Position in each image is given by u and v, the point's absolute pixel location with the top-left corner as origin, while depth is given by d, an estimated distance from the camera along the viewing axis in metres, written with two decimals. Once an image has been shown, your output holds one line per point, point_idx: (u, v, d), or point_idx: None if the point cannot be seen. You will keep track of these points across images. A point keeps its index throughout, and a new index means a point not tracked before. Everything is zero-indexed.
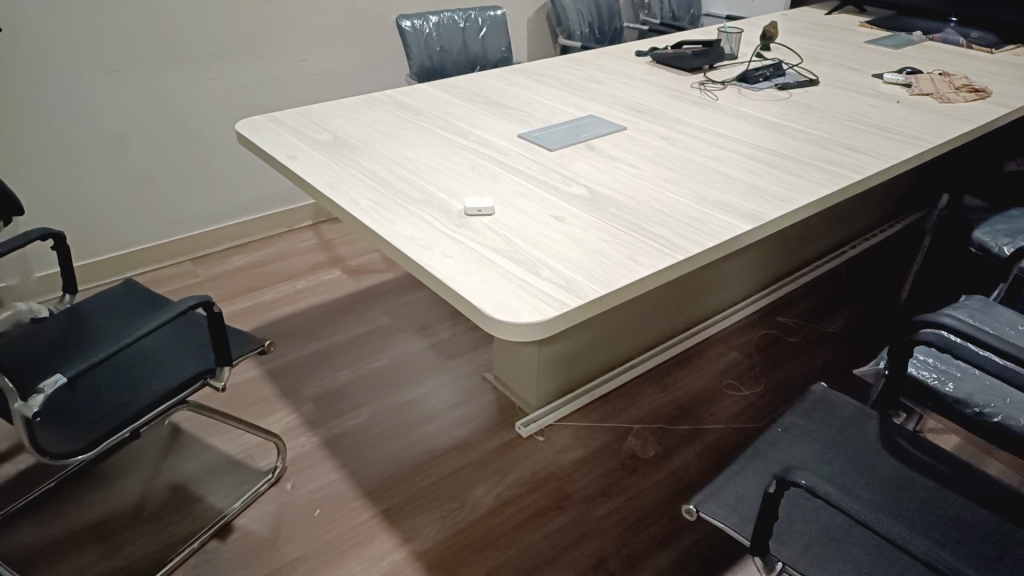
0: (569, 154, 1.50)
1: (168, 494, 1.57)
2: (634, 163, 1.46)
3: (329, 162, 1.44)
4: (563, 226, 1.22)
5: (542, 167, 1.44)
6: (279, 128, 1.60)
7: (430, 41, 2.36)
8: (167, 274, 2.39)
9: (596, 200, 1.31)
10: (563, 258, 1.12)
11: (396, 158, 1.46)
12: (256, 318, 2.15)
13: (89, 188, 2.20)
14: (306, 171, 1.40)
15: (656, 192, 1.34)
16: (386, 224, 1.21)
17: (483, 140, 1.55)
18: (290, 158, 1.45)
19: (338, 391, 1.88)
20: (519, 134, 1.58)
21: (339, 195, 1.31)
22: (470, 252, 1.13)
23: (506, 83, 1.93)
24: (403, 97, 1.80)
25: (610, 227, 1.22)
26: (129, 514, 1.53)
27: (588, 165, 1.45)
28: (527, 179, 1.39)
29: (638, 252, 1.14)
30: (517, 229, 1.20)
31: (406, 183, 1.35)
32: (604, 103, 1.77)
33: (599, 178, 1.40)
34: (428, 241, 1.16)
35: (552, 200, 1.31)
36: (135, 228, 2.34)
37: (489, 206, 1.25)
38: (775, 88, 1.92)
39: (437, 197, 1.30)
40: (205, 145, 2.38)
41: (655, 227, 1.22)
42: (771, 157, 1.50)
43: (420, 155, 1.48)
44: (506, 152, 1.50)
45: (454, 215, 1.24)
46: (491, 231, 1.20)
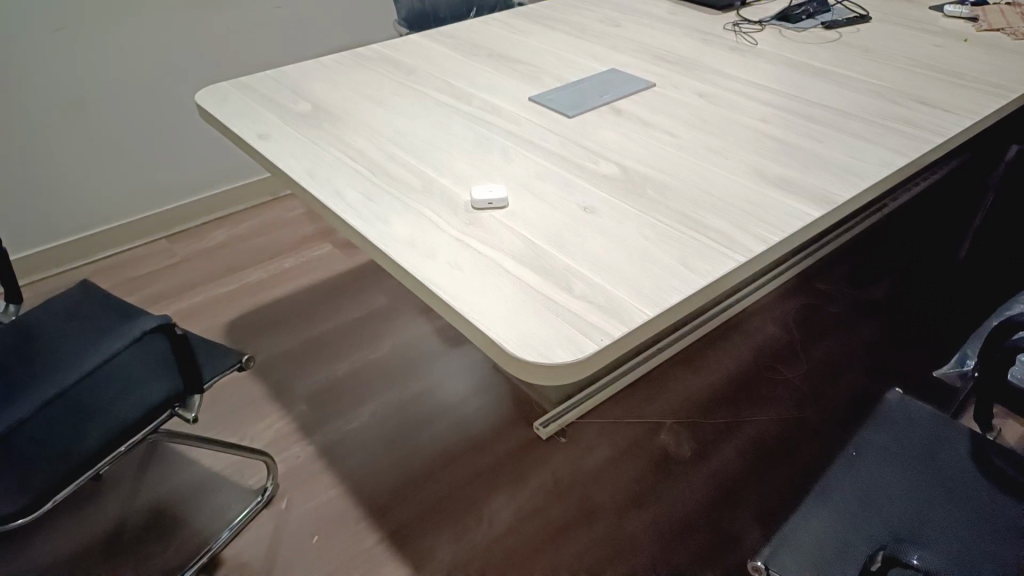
0: (592, 120, 1.26)
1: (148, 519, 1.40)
2: (671, 130, 1.23)
3: (306, 142, 1.20)
4: (593, 216, 1.00)
5: (561, 137, 1.20)
6: (247, 97, 1.35)
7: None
8: (141, 255, 2.17)
9: (630, 179, 1.08)
10: (599, 263, 0.90)
11: (388, 132, 1.22)
12: (240, 305, 1.94)
13: (46, 163, 1.96)
14: (279, 154, 1.17)
15: (701, 167, 1.11)
16: (378, 224, 0.99)
17: (490, 105, 1.31)
18: (260, 139, 1.21)
19: (333, 389, 1.68)
20: (529, 97, 1.33)
21: (319, 185, 1.08)
22: (483, 259, 0.92)
23: (511, 30, 1.67)
24: (392, 52, 1.54)
25: (651, 218, 0.99)
26: (103, 546, 1.36)
27: (616, 134, 1.21)
28: (544, 154, 1.15)
29: (689, 252, 0.92)
30: (538, 225, 0.98)
31: (401, 167, 1.12)
32: (627, 53, 1.52)
33: (630, 150, 1.16)
34: (431, 247, 0.94)
35: (577, 182, 1.08)
36: (101, 205, 2.11)
37: (503, 196, 1.02)
38: (822, 26, 1.66)
39: (439, 185, 1.07)
40: (174, 109, 2.13)
41: (706, 214, 1.00)
42: (831, 116, 1.26)
43: (416, 127, 1.24)
44: (516, 120, 1.26)
45: (459, 210, 1.02)
46: (507, 230, 0.97)
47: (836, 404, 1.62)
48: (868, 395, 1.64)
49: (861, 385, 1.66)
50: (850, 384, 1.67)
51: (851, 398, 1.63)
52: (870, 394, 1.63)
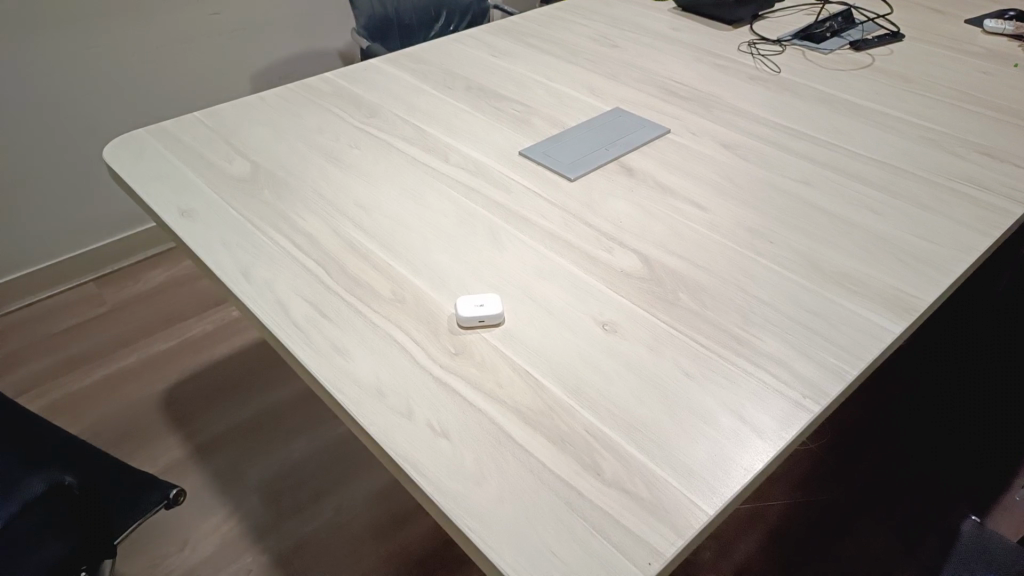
0: (599, 184, 1.02)
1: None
2: (698, 195, 1.00)
3: (241, 220, 0.94)
4: (618, 340, 0.77)
5: (564, 210, 0.96)
6: (169, 153, 1.08)
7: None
8: (66, 303, 1.88)
9: (657, 277, 0.85)
10: (635, 424, 0.68)
11: (345, 204, 0.97)
12: (180, 366, 1.68)
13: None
14: (206, 240, 0.91)
15: (743, 257, 0.89)
16: (337, 359, 0.75)
17: (472, 162, 1.06)
18: (182, 216, 0.95)
19: (290, 475, 1.44)
20: (520, 150, 1.09)
21: (257, 292, 0.83)
22: (479, 421, 0.68)
23: (491, 51, 1.42)
24: (350, 84, 1.28)
25: (691, 343, 0.77)
26: None
27: (630, 203, 0.98)
28: (545, 237, 0.92)
29: (749, 402, 0.71)
30: (547, 358, 0.75)
31: (363, 260, 0.87)
32: (632, 85, 1.28)
33: (652, 229, 0.93)
34: (407, 399, 0.70)
35: (591, 281, 0.85)
36: (16, 248, 1.81)
37: (498, 310, 0.79)
38: (849, 47, 1.44)
39: (413, 290, 0.83)
40: (96, 135, 1.84)
41: (759, 337, 0.78)
42: (887, 174, 1.04)
43: (381, 195, 0.99)
44: (505, 185, 1.01)
45: (441, 331, 0.78)
46: (507, 365, 0.74)
47: (863, 486, 1.44)
48: (894, 472, 1.48)
49: (886, 462, 1.50)
50: (875, 462, 1.50)
51: (878, 479, 1.46)
52: (897, 471, 1.48)
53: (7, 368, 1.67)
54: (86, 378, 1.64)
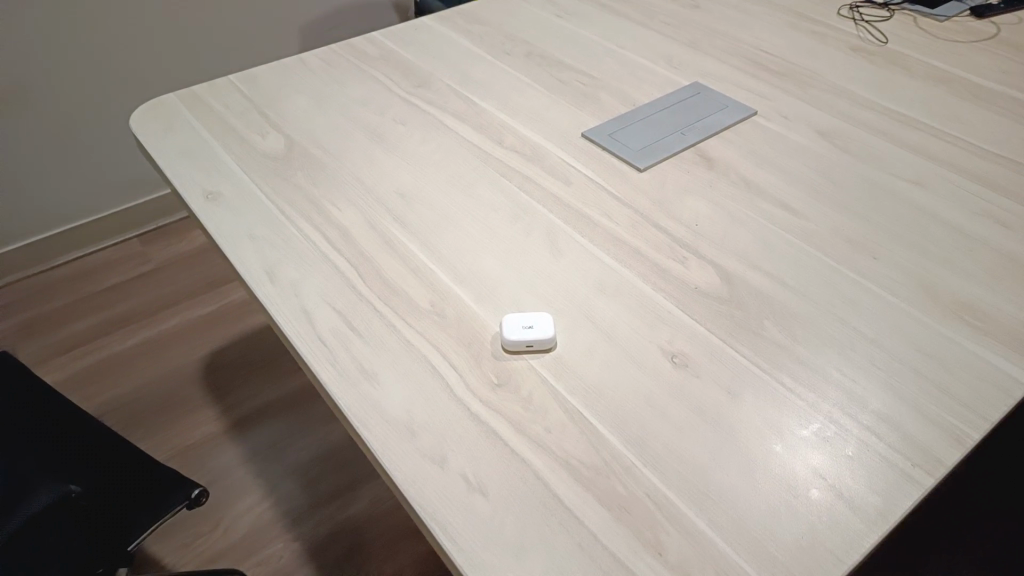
0: (673, 176, 0.89)
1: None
2: (788, 195, 0.86)
3: (271, 207, 0.85)
4: (690, 381, 0.66)
5: (631, 209, 0.84)
6: (200, 124, 0.99)
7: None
8: (111, 260, 1.84)
9: (738, 299, 0.73)
10: (707, 494, 0.58)
11: (385, 193, 0.86)
12: (218, 335, 1.62)
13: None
14: (231, 230, 0.82)
15: (841, 277, 0.75)
16: (365, 384, 0.66)
17: (528, 146, 0.94)
18: (208, 200, 0.86)
19: (327, 459, 1.38)
20: (583, 132, 0.96)
21: (282, 296, 0.74)
22: (523, 477, 0.59)
23: (556, 11, 1.27)
24: (399, 47, 1.16)
25: (777, 389, 0.65)
26: None
27: (708, 202, 0.85)
28: (608, 243, 0.80)
29: (846, 471, 0.59)
30: (605, 398, 0.64)
31: (401, 263, 0.77)
32: (715, 55, 1.13)
33: (732, 236, 0.80)
34: (441, 442, 0.61)
35: (661, 301, 0.73)
36: (60, 202, 1.77)
37: (550, 334, 0.68)
38: (970, 13, 1.25)
39: (456, 303, 0.73)
40: (140, 88, 1.77)
41: (858, 384, 0.66)
42: (1015, 176, 0.88)
43: (424, 182, 0.88)
44: (565, 175, 0.89)
45: (484, 354, 0.68)
46: (558, 404, 0.64)
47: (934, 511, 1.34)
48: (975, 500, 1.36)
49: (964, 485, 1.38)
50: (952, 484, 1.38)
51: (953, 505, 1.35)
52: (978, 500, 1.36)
53: (48, 328, 1.65)
54: (125, 342, 1.61)
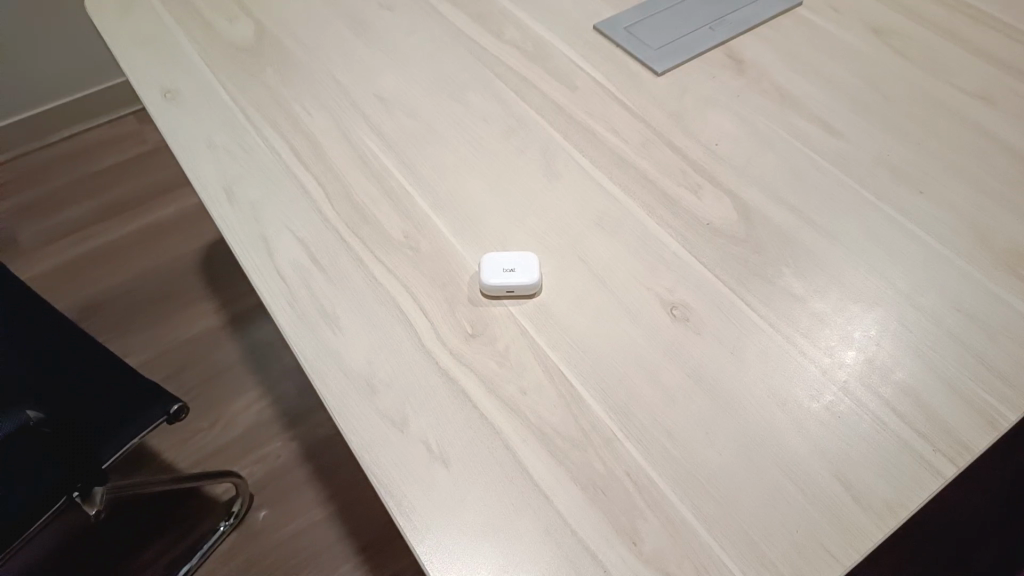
0: (695, 82, 0.77)
1: (92, 534, 1.10)
2: (828, 109, 0.74)
3: (234, 111, 0.75)
4: (689, 339, 0.58)
5: (642, 124, 0.73)
6: (161, 6, 0.88)
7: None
8: (104, 137, 1.73)
9: (756, 240, 0.64)
10: (695, 476, 0.51)
11: (363, 97, 0.76)
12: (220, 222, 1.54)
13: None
14: (189, 138, 0.73)
15: (880, 216, 0.65)
16: (325, 329, 0.59)
17: (530, 40, 0.81)
18: (166, 99, 0.77)
19: None
20: (596, 24, 0.83)
21: (241, 220, 0.66)
22: (491, 447, 0.53)
23: None
24: None
25: (789, 352, 0.57)
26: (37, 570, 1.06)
27: (733, 117, 0.73)
28: (612, 166, 0.70)
29: (857, 455, 0.52)
30: (591, 356, 0.57)
31: (375, 184, 0.68)
32: None
33: (757, 161, 0.69)
34: (404, 402, 0.55)
35: (666, 239, 0.64)
36: (47, 74, 1.64)
37: (534, 278, 0.60)
38: None
39: (432, 235, 0.64)
40: None
41: (884, 349, 0.57)
42: None
43: (408, 84, 0.77)
44: (569, 78, 0.77)
45: (459, 298, 0.60)
46: (537, 361, 0.57)
47: None
48: None
49: None
50: None
51: None
52: None
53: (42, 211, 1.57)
54: (120, 226, 1.53)
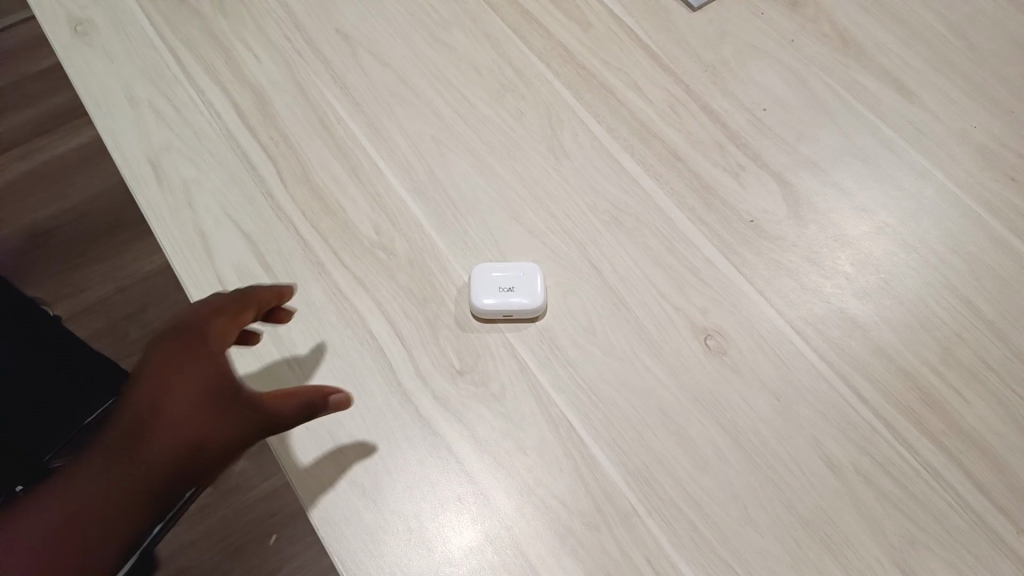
0: (737, 21, 0.61)
1: None
2: (901, 64, 0.59)
3: (162, 52, 0.60)
4: (725, 380, 0.47)
5: (671, 80, 0.59)
6: None
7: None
8: None
9: (808, 245, 0.52)
10: (731, 566, 0.42)
11: (323, 37, 0.61)
12: None
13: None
14: (103, 89, 0.58)
15: (956, 216, 0.53)
16: (278, 361, 0.48)
17: None
18: (74, 33, 0.61)
19: None
20: None
21: (172, 207, 0.53)
22: (480, 525, 0.44)
23: None
24: None
25: (842, 398, 0.47)
26: None
27: (784, 72, 0.59)
28: (634, 137, 0.56)
29: (925, 538, 0.43)
30: (604, 403, 0.46)
31: (339, 161, 0.55)
32: None
33: (810, 137, 0.56)
34: (374, 461, 0.45)
35: (700, 243, 0.52)
36: None
37: (536, 299, 0.48)
38: None
39: (410, 234, 0.52)
40: None
41: (961, 394, 0.47)
42: None
43: (379, 20, 0.62)
44: (579, 13, 0.62)
45: (443, 320, 0.49)
46: (539, 409, 0.46)
47: None
48: None
49: None
50: None
51: None
52: None
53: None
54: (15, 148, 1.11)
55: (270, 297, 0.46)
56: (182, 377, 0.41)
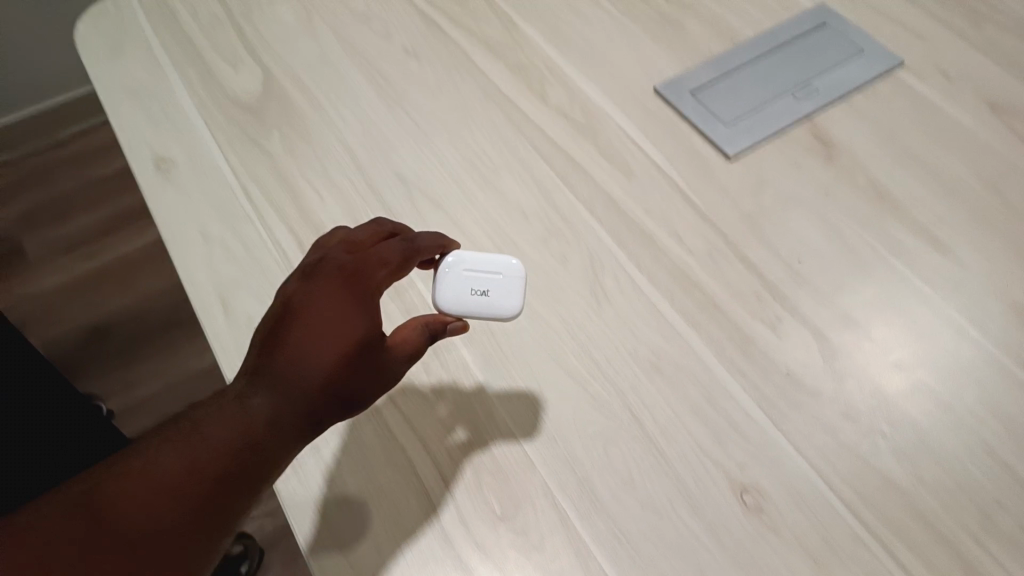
0: (775, 171, 0.65)
1: None
2: (936, 218, 0.61)
3: (235, 192, 0.65)
4: (763, 541, 0.48)
5: (712, 229, 0.61)
6: (155, 41, 0.78)
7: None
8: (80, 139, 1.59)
9: (846, 400, 0.53)
10: None
11: (382, 178, 0.65)
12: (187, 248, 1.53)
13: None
14: (180, 225, 0.63)
15: (994, 375, 0.54)
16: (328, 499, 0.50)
17: (579, 105, 0.70)
18: (157, 171, 0.67)
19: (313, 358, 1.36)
20: (658, 87, 0.71)
21: (236, 341, 0.57)
22: None
23: None
24: None
25: (882, 565, 0.47)
26: None
27: (820, 222, 0.62)
28: (674, 285, 0.59)
29: None
30: (642, 560, 0.47)
31: (392, 301, 0.59)
32: None
33: (847, 289, 0.58)
34: None
35: (738, 395, 0.53)
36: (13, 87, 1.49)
37: (510, 305, 0.51)
38: None
39: (458, 374, 0.55)
40: None
41: (1002, 565, 0.47)
42: None
43: (436, 164, 0.66)
44: (623, 159, 0.66)
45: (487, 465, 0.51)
46: (578, 562, 0.47)
47: None
48: None
49: None
50: None
51: None
52: None
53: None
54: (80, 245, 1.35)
55: (434, 245, 0.51)
56: (342, 316, 0.45)
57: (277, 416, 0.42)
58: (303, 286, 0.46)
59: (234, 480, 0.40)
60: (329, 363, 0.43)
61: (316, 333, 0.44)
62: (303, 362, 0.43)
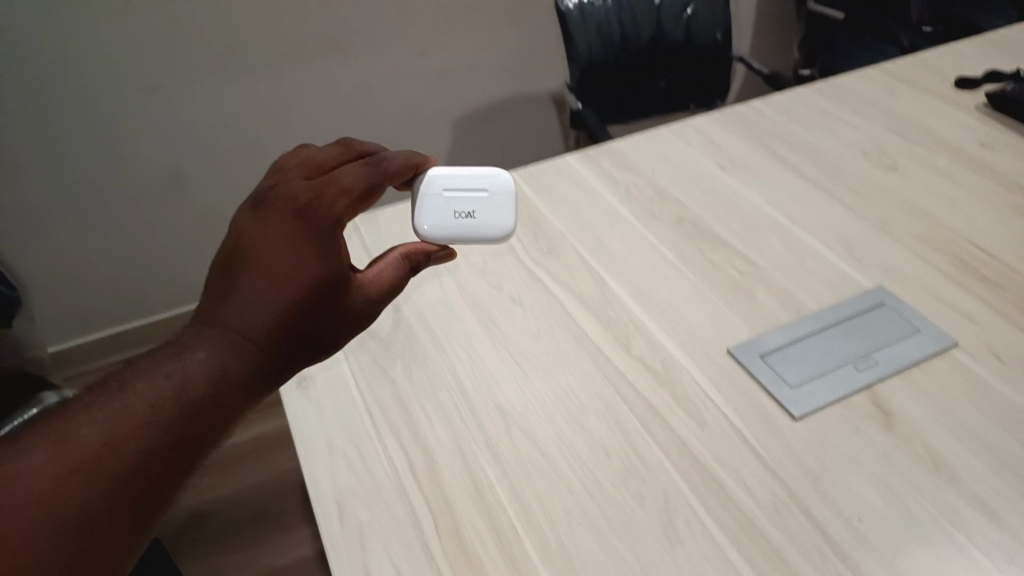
0: (837, 434, 0.72)
1: None
2: (992, 493, 0.66)
3: (361, 410, 0.77)
4: None
5: (777, 484, 0.68)
6: None
7: (593, 1, 1.59)
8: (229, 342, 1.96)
9: None
10: None
11: (485, 409, 0.76)
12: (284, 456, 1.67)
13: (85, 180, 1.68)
14: (313, 436, 0.75)
15: None
16: None
17: (660, 359, 0.80)
18: (299, 386, 0.80)
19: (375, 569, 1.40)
20: (731, 347, 0.81)
21: (346, 543, 0.65)
22: None
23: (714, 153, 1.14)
24: (535, 194, 1.07)
25: None
26: None
27: (880, 486, 0.67)
28: (742, 533, 0.64)
29: None
30: None
31: (485, 521, 0.66)
32: (905, 244, 0.94)
33: (907, 555, 0.62)
34: None
35: None
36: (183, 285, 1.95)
37: (495, 230, 0.81)
38: None
39: None
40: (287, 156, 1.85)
41: None
42: None
43: (533, 401, 0.77)
44: (697, 411, 0.75)
45: None
46: None
47: None
48: None
49: None
50: None
51: None
52: None
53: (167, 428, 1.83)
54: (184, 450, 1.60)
55: (415, 162, 0.78)
56: (280, 256, 0.61)
57: (242, 337, 0.57)
58: (256, 224, 0.63)
59: (217, 394, 0.55)
60: (278, 291, 0.59)
61: (266, 275, 0.60)
62: (261, 289, 0.59)
